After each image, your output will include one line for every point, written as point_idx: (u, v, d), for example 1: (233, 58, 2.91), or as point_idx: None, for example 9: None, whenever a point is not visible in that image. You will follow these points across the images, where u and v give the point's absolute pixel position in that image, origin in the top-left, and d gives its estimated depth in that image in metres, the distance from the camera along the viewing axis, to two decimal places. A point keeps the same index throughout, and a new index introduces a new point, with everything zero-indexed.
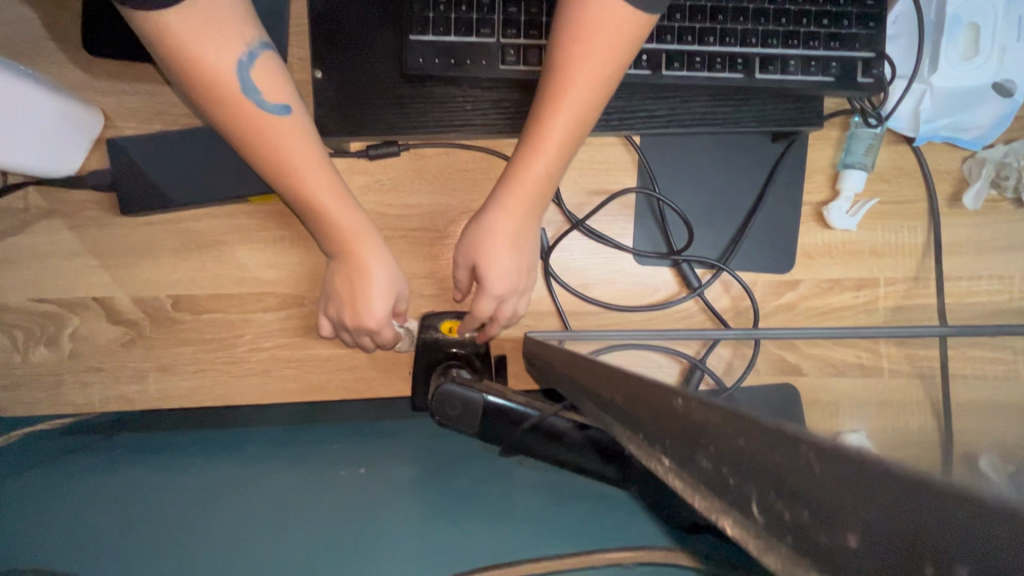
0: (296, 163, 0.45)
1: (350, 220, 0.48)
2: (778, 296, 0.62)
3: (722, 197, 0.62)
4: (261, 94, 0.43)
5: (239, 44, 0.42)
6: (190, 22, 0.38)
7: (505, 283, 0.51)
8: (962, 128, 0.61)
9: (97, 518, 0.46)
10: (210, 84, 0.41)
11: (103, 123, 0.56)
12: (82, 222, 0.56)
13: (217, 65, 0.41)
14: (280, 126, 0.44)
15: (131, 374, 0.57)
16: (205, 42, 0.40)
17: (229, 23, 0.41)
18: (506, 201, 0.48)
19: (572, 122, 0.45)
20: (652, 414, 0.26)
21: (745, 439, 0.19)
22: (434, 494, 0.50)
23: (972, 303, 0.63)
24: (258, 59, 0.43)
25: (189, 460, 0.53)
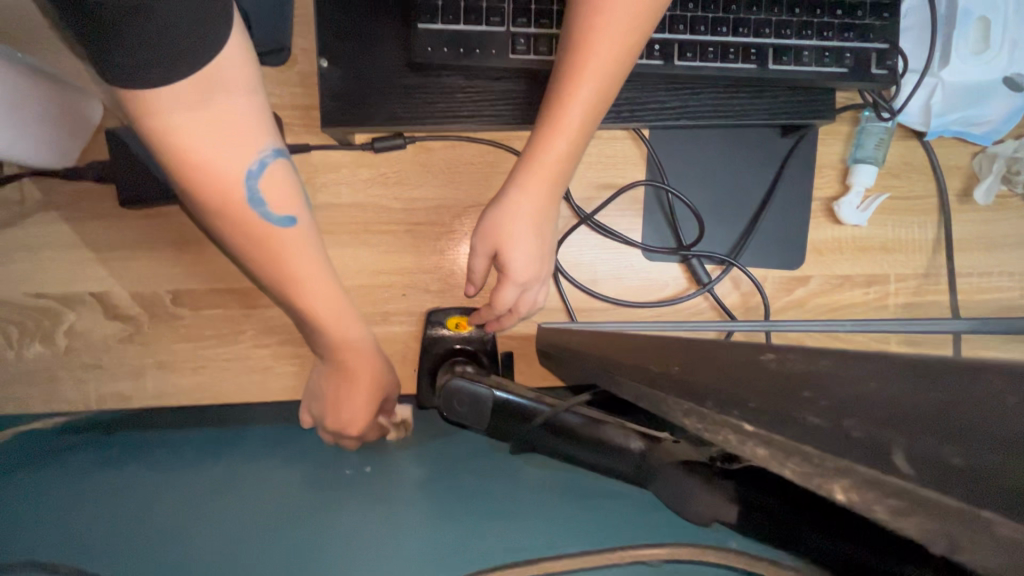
0: (297, 272, 0.38)
1: (351, 330, 0.44)
2: (789, 292, 0.62)
3: (732, 192, 0.61)
4: (268, 206, 0.35)
5: (251, 152, 0.34)
6: (201, 129, 0.31)
7: (529, 272, 0.50)
8: (972, 123, 0.60)
9: (90, 514, 0.44)
10: (215, 199, 0.34)
11: (102, 114, 0.55)
12: (80, 215, 0.55)
13: (227, 175, 0.33)
14: (289, 239, 0.37)
15: (129, 370, 0.56)
16: (215, 154, 0.32)
17: (243, 127, 0.33)
18: (527, 180, 0.48)
19: (594, 95, 0.45)
20: (716, 376, 0.24)
21: (873, 384, 0.18)
22: (440, 492, 0.49)
23: (982, 300, 0.62)
24: (269, 168, 0.36)
25: (188, 457, 0.51)
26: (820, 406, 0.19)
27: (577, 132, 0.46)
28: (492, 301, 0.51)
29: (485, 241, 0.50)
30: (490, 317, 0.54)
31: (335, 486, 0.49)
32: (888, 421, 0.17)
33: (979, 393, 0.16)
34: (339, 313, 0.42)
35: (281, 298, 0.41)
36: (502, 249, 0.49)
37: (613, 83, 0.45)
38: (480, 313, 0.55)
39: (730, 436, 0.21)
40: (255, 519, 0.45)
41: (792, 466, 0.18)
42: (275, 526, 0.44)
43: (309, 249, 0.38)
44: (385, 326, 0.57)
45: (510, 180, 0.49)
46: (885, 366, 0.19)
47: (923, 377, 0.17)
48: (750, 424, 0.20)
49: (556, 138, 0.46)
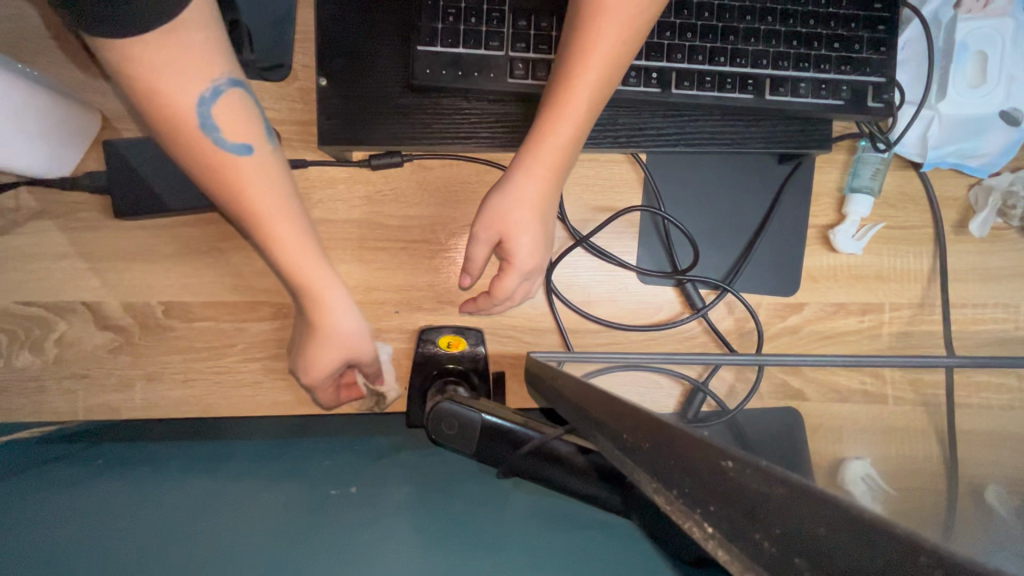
0: (259, 202, 0.40)
1: (312, 270, 0.44)
2: (782, 319, 0.61)
3: (727, 218, 0.61)
4: (221, 132, 0.39)
5: (205, 79, 0.38)
6: (158, 60, 0.36)
7: (533, 260, 0.51)
8: (969, 155, 0.60)
9: (72, 531, 0.43)
10: (167, 119, 0.38)
11: (101, 124, 0.55)
12: (75, 224, 0.55)
13: (179, 99, 0.37)
14: (243, 165, 0.40)
15: (117, 381, 0.55)
16: (167, 76, 0.37)
17: (196, 55, 0.37)
18: (533, 163, 0.48)
19: (600, 80, 0.45)
20: (676, 461, 0.24)
21: (822, 525, 0.18)
22: (434, 517, 0.49)
23: (976, 331, 0.62)
24: (223, 96, 0.39)
25: (173, 473, 0.51)
26: (771, 532, 0.19)
27: (582, 116, 0.47)
28: (494, 291, 0.52)
29: (490, 229, 0.50)
30: (486, 305, 0.54)
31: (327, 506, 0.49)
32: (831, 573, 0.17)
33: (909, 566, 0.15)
34: (314, 267, 0.44)
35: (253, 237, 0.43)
36: (503, 231, 0.50)
37: (618, 67, 0.45)
38: (477, 300, 0.55)
39: (695, 529, 0.23)
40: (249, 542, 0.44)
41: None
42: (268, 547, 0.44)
43: (265, 178, 0.41)
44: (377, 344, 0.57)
45: (515, 164, 0.49)
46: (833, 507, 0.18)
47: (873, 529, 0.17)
48: (711, 527, 0.21)
49: (562, 122, 0.46)
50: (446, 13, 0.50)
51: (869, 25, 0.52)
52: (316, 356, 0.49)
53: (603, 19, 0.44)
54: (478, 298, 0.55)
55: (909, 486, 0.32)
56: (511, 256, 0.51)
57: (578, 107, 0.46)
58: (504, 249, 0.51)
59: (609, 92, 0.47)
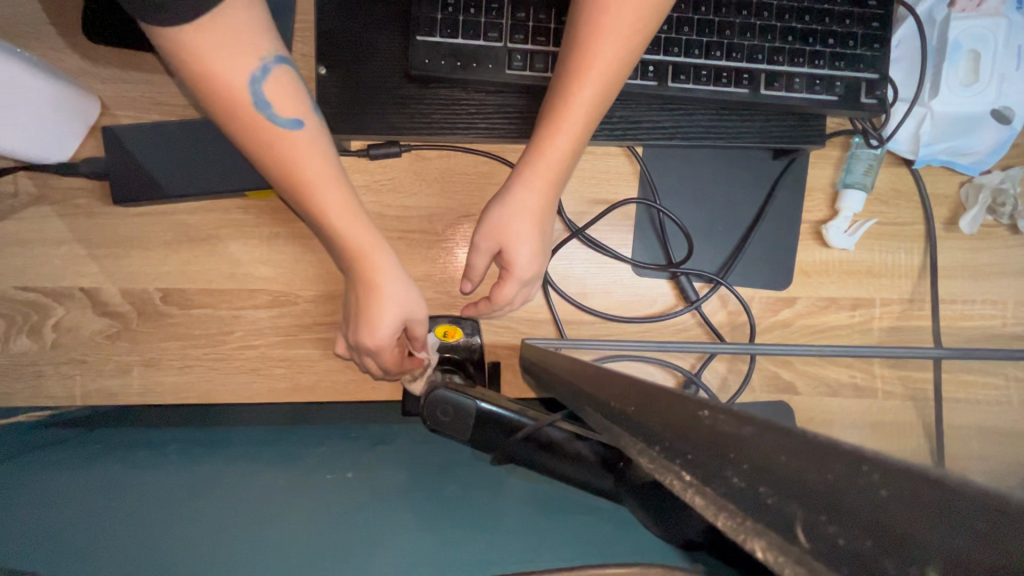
0: (313, 177, 0.41)
1: (363, 237, 0.43)
2: (774, 312, 0.62)
3: (723, 211, 0.62)
4: (273, 108, 0.40)
5: (252, 58, 0.39)
6: (214, 41, 0.37)
7: (532, 268, 0.51)
8: (960, 153, 0.61)
9: (67, 513, 0.44)
10: (224, 101, 0.39)
11: (99, 110, 0.55)
12: (72, 210, 0.55)
13: (231, 74, 0.39)
14: (297, 140, 0.41)
15: (114, 367, 0.56)
16: (220, 54, 0.38)
17: (246, 31, 0.39)
18: (531, 174, 0.48)
19: (599, 93, 0.46)
20: (662, 421, 0.24)
21: (785, 454, 0.18)
22: (430, 498, 0.50)
23: (964, 326, 0.64)
24: (272, 72, 0.40)
25: (169, 457, 0.51)
26: (740, 467, 0.19)
27: (580, 128, 0.47)
28: (493, 296, 0.52)
29: (489, 237, 0.50)
30: (486, 310, 0.54)
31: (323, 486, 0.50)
32: (791, 494, 0.17)
33: (862, 480, 0.16)
34: (371, 241, 0.44)
35: (302, 209, 0.43)
36: (502, 243, 0.50)
37: (616, 80, 0.46)
38: (477, 305, 0.55)
39: (674, 480, 0.22)
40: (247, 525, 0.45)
41: (721, 513, 0.19)
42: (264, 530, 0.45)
43: (314, 151, 0.42)
44: None
45: (514, 175, 0.49)
46: (801, 437, 0.18)
47: (835, 450, 0.17)
48: (689, 474, 0.21)
49: (558, 136, 0.47)
50: (445, 3, 0.50)
51: (864, 22, 0.52)
52: (379, 316, 0.46)
53: (600, 34, 0.44)
54: (478, 303, 0.55)
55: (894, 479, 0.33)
56: (511, 265, 0.51)
57: (576, 119, 0.47)
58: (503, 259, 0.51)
59: (606, 104, 0.48)
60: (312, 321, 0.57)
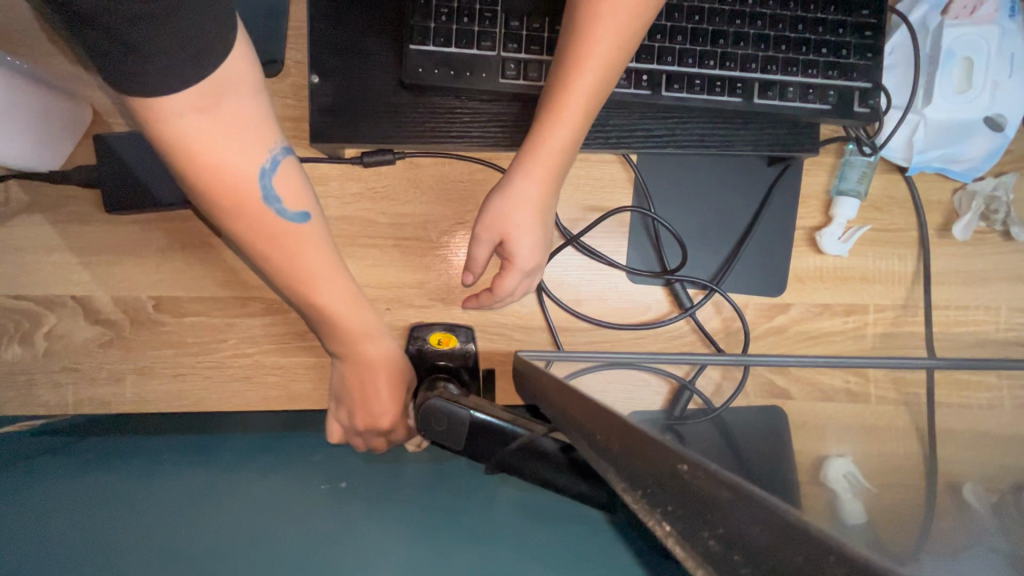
0: (315, 272, 0.42)
1: (366, 323, 0.47)
2: (768, 319, 0.62)
3: (717, 218, 0.62)
4: (282, 205, 0.39)
5: (263, 153, 0.37)
6: (218, 136, 0.34)
7: (534, 259, 0.52)
8: (954, 160, 0.61)
9: (63, 532, 0.45)
10: (226, 198, 0.36)
11: (91, 117, 0.55)
12: (64, 218, 0.55)
13: (239, 172, 0.36)
14: (303, 234, 0.41)
15: (106, 375, 0.55)
16: (232, 151, 0.35)
17: (251, 125, 0.36)
18: (532, 165, 0.48)
19: (599, 82, 0.46)
20: (645, 466, 0.25)
21: (760, 527, 0.19)
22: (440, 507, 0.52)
23: (957, 332, 0.64)
24: (281, 165, 0.38)
25: (163, 467, 0.51)
26: (717, 530, 0.20)
27: (579, 119, 0.47)
28: (497, 289, 0.52)
29: (490, 230, 0.51)
30: (488, 302, 0.55)
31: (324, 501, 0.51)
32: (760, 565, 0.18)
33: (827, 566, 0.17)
34: (369, 325, 0.48)
35: (299, 297, 0.44)
36: (504, 234, 0.51)
37: (616, 69, 0.46)
38: (478, 297, 0.55)
39: (654, 525, 0.24)
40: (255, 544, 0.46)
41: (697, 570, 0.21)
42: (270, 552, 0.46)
43: (316, 249, 0.42)
44: None
45: (514, 165, 0.49)
46: (777, 517, 0.19)
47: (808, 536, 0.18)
48: (669, 525, 0.22)
49: (560, 127, 0.47)
50: (438, 12, 0.50)
51: (857, 31, 0.52)
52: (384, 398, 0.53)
53: (600, 22, 0.44)
54: (479, 295, 0.55)
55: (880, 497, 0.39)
56: (513, 256, 0.51)
57: (575, 110, 0.47)
58: (505, 251, 0.52)
59: (606, 93, 0.48)
60: (306, 329, 0.57)
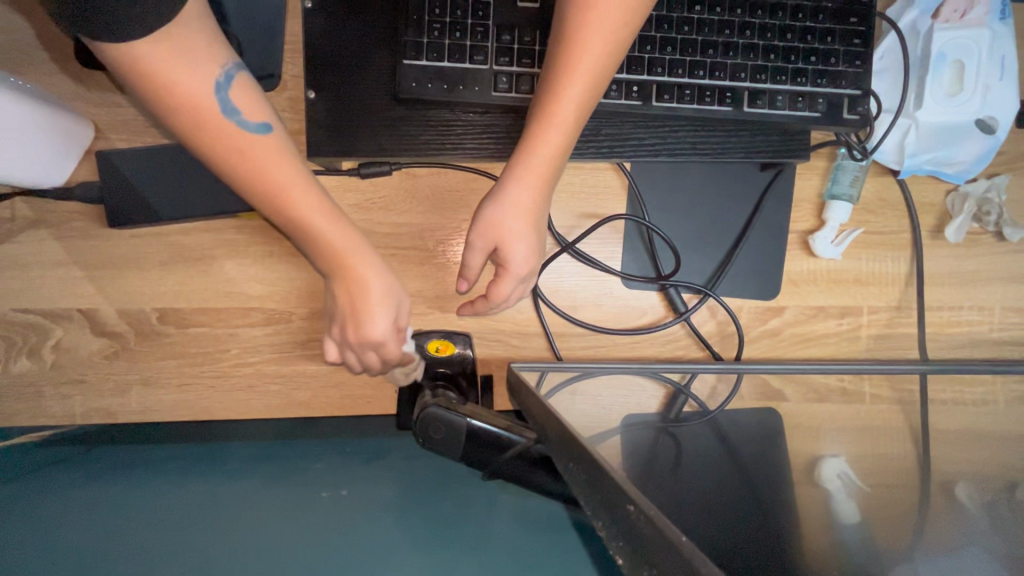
0: (284, 182, 0.42)
1: (344, 237, 0.44)
2: (763, 322, 0.63)
3: (710, 224, 0.62)
4: (240, 115, 0.41)
5: (215, 67, 0.41)
6: (173, 54, 0.38)
7: (527, 265, 0.52)
8: (946, 163, 0.62)
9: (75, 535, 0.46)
10: (190, 115, 0.40)
11: (92, 134, 0.56)
12: (69, 233, 0.56)
13: (195, 88, 0.39)
14: (263, 142, 0.42)
15: (113, 386, 0.57)
16: (181, 64, 0.39)
17: (202, 45, 0.40)
18: (524, 171, 0.49)
19: (587, 91, 0.47)
20: (630, 522, 0.29)
21: None
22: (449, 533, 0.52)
23: (951, 333, 0.65)
24: (234, 79, 0.42)
25: (168, 476, 0.53)
26: None
27: (570, 125, 0.48)
28: (491, 295, 0.52)
29: (483, 239, 0.51)
30: (483, 308, 0.54)
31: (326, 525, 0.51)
32: None
33: None
34: (350, 238, 0.46)
35: (277, 217, 0.44)
36: (497, 242, 0.50)
37: (604, 76, 0.47)
38: (474, 304, 0.55)
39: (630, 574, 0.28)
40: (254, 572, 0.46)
41: None
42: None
43: (283, 159, 0.43)
44: None
45: (506, 172, 0.50)
46: None
47: None
48: None
49: (550, 132, 0.47)
50: (430, 27, 0.51)
51: (846, 39, 0.53)
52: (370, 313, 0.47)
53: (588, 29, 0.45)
54: (474, 302, 0.55)
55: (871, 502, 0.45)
56: (507, 262, 0.51)
57: (566, 114, 0.47)
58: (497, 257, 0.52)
59: (595, 102, 0.49)
60: (306, 338, 0.58)
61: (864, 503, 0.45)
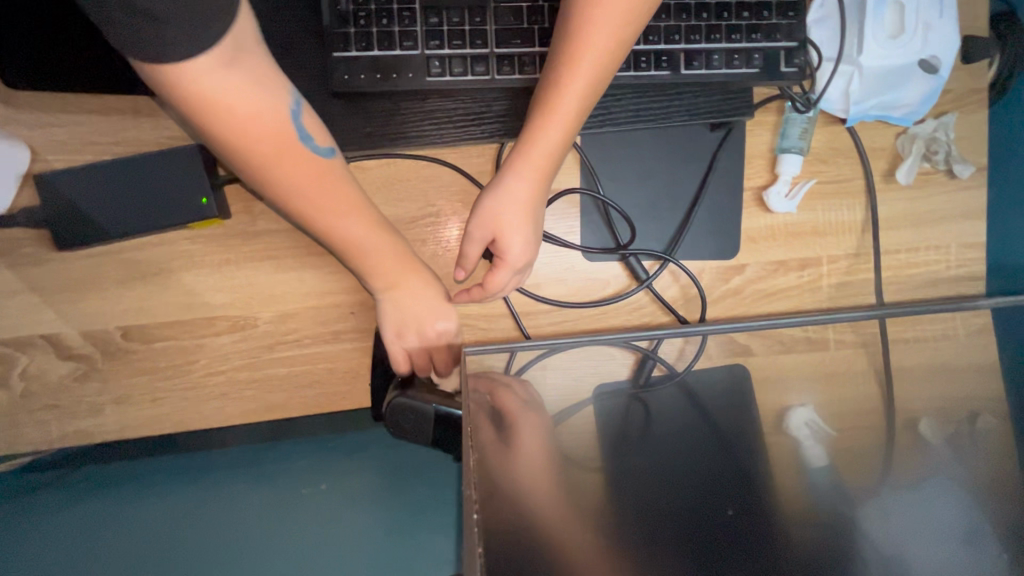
0: (332, 205, 0.45)
1: (385, 254, 0.51)
2: (726, 281, 0.64)
3: (664, 189, 0.63)
4: (313, 141, 0.42)
5: (284, 95, 0.40)
6: (239, 84, 0.36)
7: (525, 257, 0.53)
8: (892, 107, 0.62)
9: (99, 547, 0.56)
10: (268, 145, 0.40)
11: (30, 158, 0.54)
12: (20, 260, 0.55)
13: (273, 119, 0.39)
14: (329, 167, 0.44)
15: (87, 407, 0.57)
16: (260, 96, 0.38)
17: (266, 72, 0.38)
18: (523, 163, 0.50)
19: (588, 86, 0.48)
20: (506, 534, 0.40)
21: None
22: (426, 552, 0.59)
23: (909, 274, 0.66)
24: (302, 107, 0.42)
25: (163, 482, 0.59)
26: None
27: (570, 120, 0.49)
28: (486, 283, 0.54)
29: (482, 230, 0.52)
30: (479, 297, 0.56)
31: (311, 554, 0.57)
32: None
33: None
34: (386, 251, 0.51)
35: (315, 229, 0.47)
36: (496, 234, 0.52)
37: (606, 72, 0.48)
38: (470, 290, 0.57)
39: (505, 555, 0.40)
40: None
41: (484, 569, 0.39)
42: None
43: (338, 184, 0.45)
44: (339, 345, 0.59)
45: (507, 165, 0.51)
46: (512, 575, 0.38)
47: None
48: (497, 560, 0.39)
49: (549, 126, 0.48)
50: (357, 16, 0.51)
51: None
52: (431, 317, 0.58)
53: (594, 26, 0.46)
54: (471, 289, 0.57)
55: (835, 445, 0.52)
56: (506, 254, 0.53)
57: (567, 112, 0.48)
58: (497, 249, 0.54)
59: (596, 98, 0.49)
60: (273, 341, 0.58)
61: (836, 453, 0.51)
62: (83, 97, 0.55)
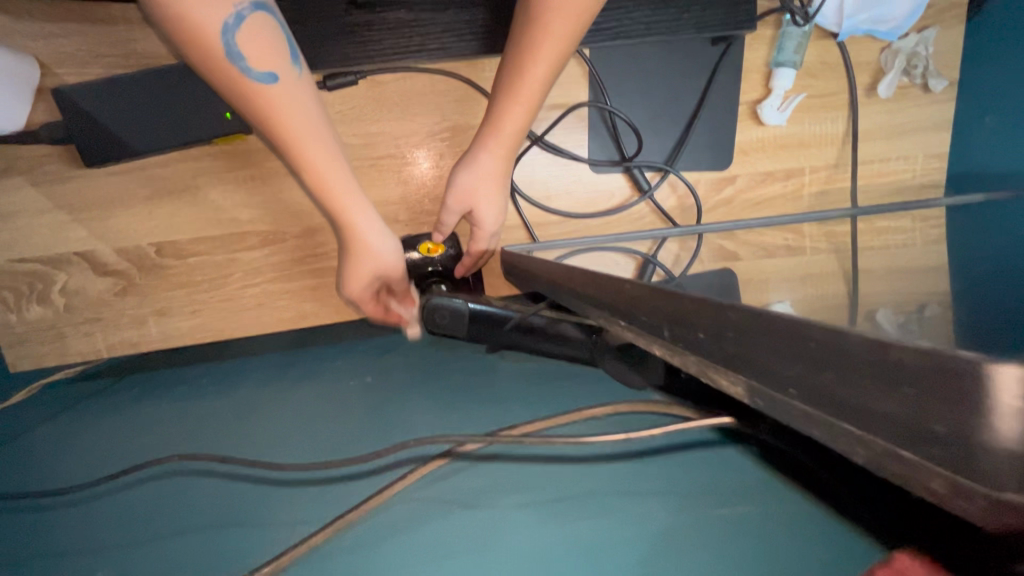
0: (292, 131, 0.44)
1: (345, 194, 0.48)
2: (718, 191, 0.70)
3: (667, 103, 0.66)
4: (248, 61, 0.41)
5: (228, 5, 0.39)
6: None
7: (496, 226, 0.58)
8: (879, 21, 0.67)
9: (147, 440, 0.55)
10: (198, 48, 0.40)
11: (40, 72, 0.53)
12: (44, 177, 0.56)
13: (201, 22, 0.39)
14: (274, 95, 0.42)
15: (130, 319, 0.61)
16: (196, 3, 0.38)
17: None
18: (490, 143, 0.53)
19: (549, 71, 0.50)
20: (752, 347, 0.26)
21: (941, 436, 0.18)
22: (483, 420, 0.56)
23: (882, 183, 0.72)
24: (246, 21, 0.40)
25: (210, 385, 0.61)
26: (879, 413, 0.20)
27: (532, 102, 0.52)
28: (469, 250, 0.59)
29: (458, 201, 0.55)
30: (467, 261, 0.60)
31: (364, 428, 0.55)
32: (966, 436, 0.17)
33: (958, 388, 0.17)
34: (344, 193, 0.48)
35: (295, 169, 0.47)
36: (469, 207, 0.56)
37: (566, 53, 0.50)
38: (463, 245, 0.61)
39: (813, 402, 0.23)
40: (309, 483, 0.50)
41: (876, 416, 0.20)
42: (347, 499, 0.49)
43: (298, 106, 0.43)
44: None
45: (476, 142, 0.54)
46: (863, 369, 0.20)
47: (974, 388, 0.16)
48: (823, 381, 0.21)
49: (513, 109, 0.52)
50: None
51: None
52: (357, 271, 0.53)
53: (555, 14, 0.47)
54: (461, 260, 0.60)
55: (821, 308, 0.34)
56: (480, 224, 0.57)
57: (530, 93, 0.52)
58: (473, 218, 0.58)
59: (557, 76, 0.52)
60: (303, 255, 0.62)
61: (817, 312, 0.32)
62: (88, 7, 0.53)
